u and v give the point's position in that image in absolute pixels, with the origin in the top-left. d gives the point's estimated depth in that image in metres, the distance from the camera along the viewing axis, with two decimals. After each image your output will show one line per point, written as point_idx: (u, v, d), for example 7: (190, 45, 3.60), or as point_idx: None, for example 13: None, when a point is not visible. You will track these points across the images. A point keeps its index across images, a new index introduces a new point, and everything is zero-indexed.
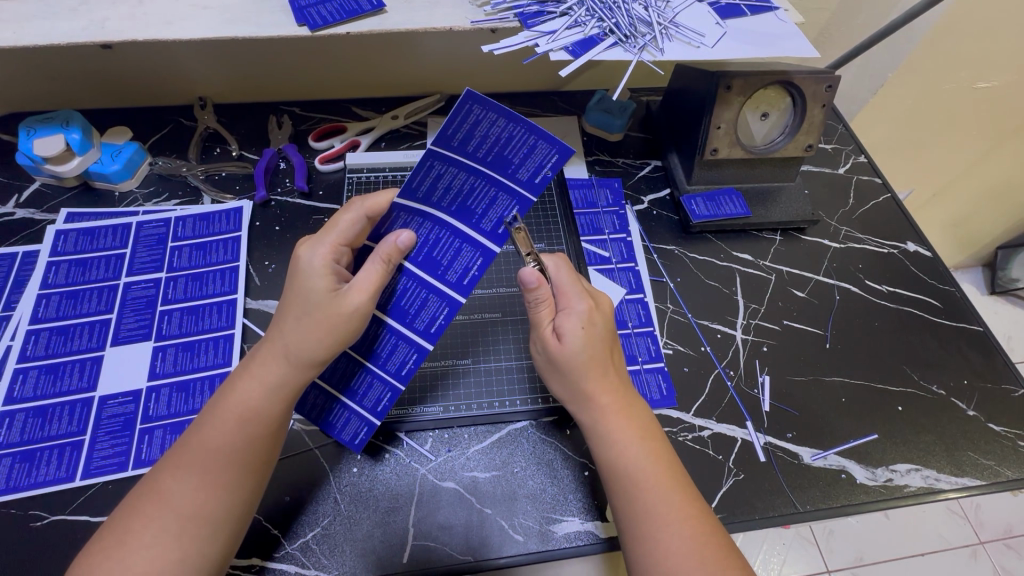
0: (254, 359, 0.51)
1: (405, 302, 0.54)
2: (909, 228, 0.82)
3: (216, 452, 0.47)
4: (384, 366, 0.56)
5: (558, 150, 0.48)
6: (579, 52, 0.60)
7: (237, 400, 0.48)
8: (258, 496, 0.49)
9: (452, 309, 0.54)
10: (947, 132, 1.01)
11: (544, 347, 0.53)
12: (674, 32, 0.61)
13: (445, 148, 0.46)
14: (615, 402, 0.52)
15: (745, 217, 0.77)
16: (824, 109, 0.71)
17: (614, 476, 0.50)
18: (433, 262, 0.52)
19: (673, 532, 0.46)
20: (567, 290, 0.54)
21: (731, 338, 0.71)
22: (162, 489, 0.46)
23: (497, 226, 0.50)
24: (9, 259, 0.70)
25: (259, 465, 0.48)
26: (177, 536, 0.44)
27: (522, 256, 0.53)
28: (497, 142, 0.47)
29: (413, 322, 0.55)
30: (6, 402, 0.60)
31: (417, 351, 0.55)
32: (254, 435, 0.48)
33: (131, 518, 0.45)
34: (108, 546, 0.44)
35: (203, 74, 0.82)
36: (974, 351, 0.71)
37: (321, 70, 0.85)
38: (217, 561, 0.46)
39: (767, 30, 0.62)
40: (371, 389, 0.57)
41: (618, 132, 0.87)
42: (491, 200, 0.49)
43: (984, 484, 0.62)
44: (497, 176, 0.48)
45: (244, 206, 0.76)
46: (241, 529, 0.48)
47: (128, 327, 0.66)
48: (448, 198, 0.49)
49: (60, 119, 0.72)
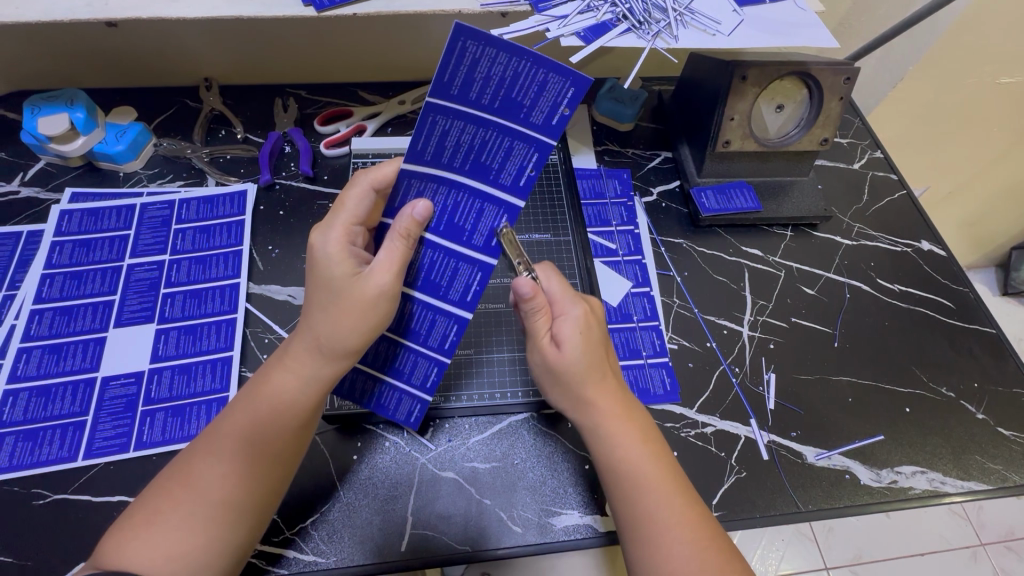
0: (287, 350, 0.50)
1: (434, 274, 0.51)
2: (923, 227, 0.80)
3: (250, 439, 0.47)
4: (424, 343, 0.55)
5: (573, 81, 0.41)
6: (591, 38, 0.58)
7: (272, 390, 0.48)
8: (285, 487, 0.50)
9: (485, 272, 0.50)
10: (968, 129, 0.98)
11: (539, 356, 0.53)
12: (689, 19, 0.59)
13: (443, 99, 0.41)
14: (615, 406, 0.51)
15: (756, 211, 0.76)
16: (841, 102, 0.69)
17: (615, 479, 0.49)
18: (457, 228, 0.48)
19: (676, 538, 0.46)
20: (560, 297, 0.52)
21: (738, 334, 0.70)
22: (192, 473, 0.46)
23: (518, 178, 0.46)
24: (13, 238, 0.70)
25: (288, 457, 0.49)
26: (203, 522, 0.44)
27: (514, 263, 0.50)
28: (502, 83, 0.41)
29: (447, 293, 0.52)
30: (10, 380, 0.60)
31: (456, 322, 0.53)
32: (289, 426, 0.48)
33: (159, 499, 0.45)
34: (139, 522, 0.44)
35: (208, 54, 0.81)
36: (986, 353, 0.70)
37: (327, 52, 0.83)
38: (240, 547, 0.46)
39: (786, 19, 0.60)
40: (416, 365, 0.56)
41: (629, 121, 0.85)
42: (507, 150, 0.44)
43: (990, 489, 0.61)
44: (510, 123, 0.43)
45: (249, 189, 0.75)
46: (263, 517, 0.48)
47: (132, 309, 0.66)
48: (461, 156, 0.45)
49: (64, 98, 0.72)
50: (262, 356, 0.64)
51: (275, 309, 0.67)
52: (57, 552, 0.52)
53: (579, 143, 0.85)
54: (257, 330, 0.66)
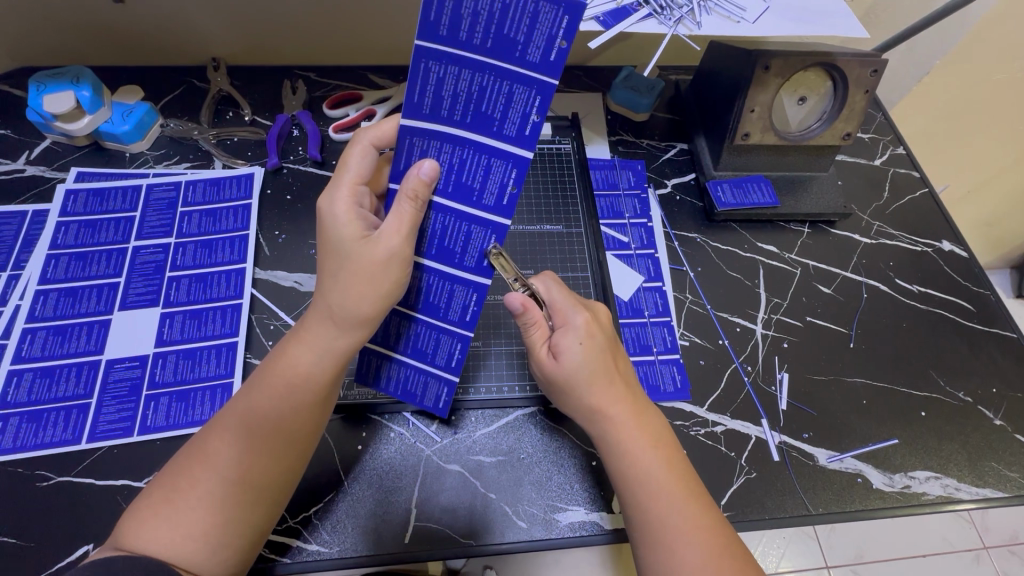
0: (301, 324, 0.48)
1: (447, 240, 0.48)
2: (945, 227, 0.78)
3: (265, 416, 0.45)
4: (445, 317, 0.53)
5: (567, 8, 0.37)
6: (610, 23, 0.56)
7: (285, 366, 0.46)
8: (303, 465, 0.49)
9: (501, 236, 0.47)
10: (993, 126, 0.95)
11: (542, 368, 0.52)
12: (713, 5, 0.57)
13: (434, 42, 0.39)
14: (625, 411, 0.50)
15: (773, 206, 0.74)
16: (866, 96, 0.66)
17: (630, 486, 0.48)
18: (467, 188, 0.45)
19: (693, 545, 0.45)
20: (560, 306, 0.52)
21: (751, 332, 0.68)
22: (209, 451, 0.45)
23: (523, 128, 0.42)
24: (18, 217, 0.69)
25: (306, 434, 0.48)
26: (220, 501, 0.43)
27: (508, 280, 0.51)
28: (493, 17, 0.38)
29: (461, 260, 0.49)
30: (14, 361, 0.60)
31: (475, 291, 0.50)
32: (303, 402, 0.46)
33: (178, 476, 0.44)
34: (157, 502, 0.43)
35: (217, 33, 0.80)
36: (1006, 358, 0.68)
37: (339, 33, 0.82)
38: (257, 526, 0.45)
39: (813, 7, 0.58)
40: (439, 344, 0.55)
41: (645, 111, 0.83)
42: (508, 96, 0.41)
43: (1005, 496, 0.60)
44: (505, 64, 0.39)
45: (256, 172, 0.74)
46: (281, 499, 0.47)
47: (136, 292, 0.65)
48: (460, 107, 0.42)
49: (70, 76, 0.70)
50: (268, 343, 0.63)
51: (281, 295, 0.67)
52: (60, 535, 0.52)
53: (593, 133, 0.83)
54: (262, 316, 0.65)
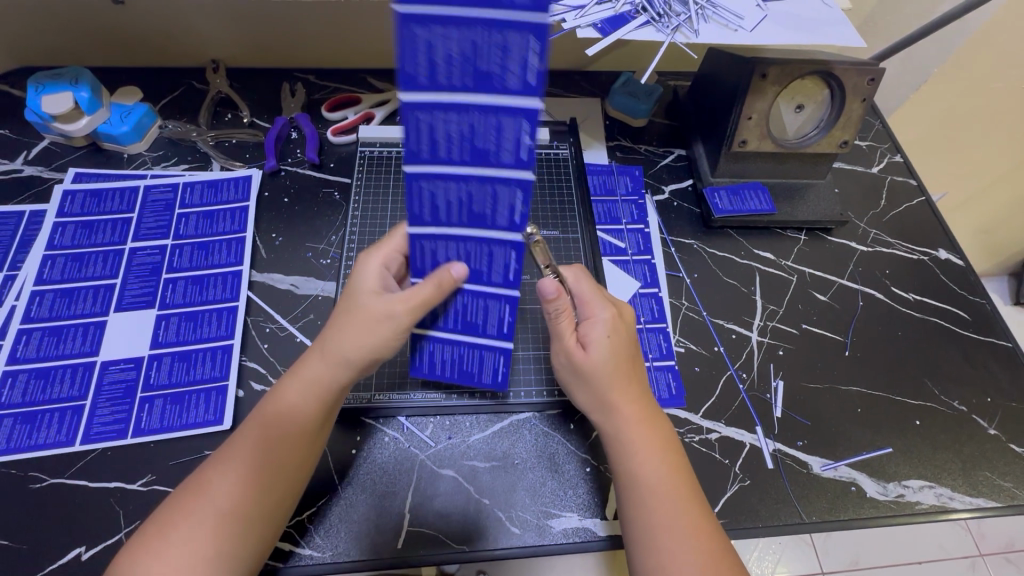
0: (299, 360, 0.51)
1: (476, 206, 0.44)
2: (942, 235, 0.78)
3: (259, 446, 0.47)
4: (488, 282, 0.50)
5: None
6: (608, 29, 0.56)
7: (278, 398, 0.49)
8: (294, 497, 0.49)
9: (528, 189, 0.42)
10: (990, 134, 0.96)
11: (565, 356, 0.52)
12: (711, 13, 0.58)
13: (416, 6, 0.34)
14: (638, 413, 0.51)
15: (770, 214, 0.74)
16: (863, 104, 0.67)
17: (633, 486, 0.49)
18: (483, 151, 0.41)
19: (688, 552, 0.45)
20: (590, 299, 0.53)
21: (747, 339, 0.68)
22: (205, 483, 0.45)
23: (525, 77, 0.36)
24: (15, 217, 0.69)
25: (298, 463, 0.48)
26: (211, 534, 0.43)
27: (539, 267, 0.51)
28: None
29: (494, 222, 0.45)
30: (9, 361, 0.60)
31: (513, 249, 0.47)
32: (293, 433, 0.48)
33: (174, 509, 0.45)
34: (150, 536, 0.44)
35: (216, 35, 0.80)
36: (1000, 367, 0.68)
37: (339, 36, 0.82)
38: (246, 558, 0.45)
39: (810, 16, 0.58)
40: (488, 311, 0.53)
41: (643, 117, 0.84)
42: (503, 47, 0.35)
43: (999, 506, 0.60)
44: (493, 14, 0.34)
45: (253, 175, 0.74)
46: (272, 531, 0.47)
47: (133, 294, 0.65)
48: (457, 70, 0.36)
49: (68, 77, 0.70)
50: (263, 346, 0.63)
51: (278, 298, 0.67)
52: (53, 537, 0.52)
53: (591, 138, 0.83)
54: (258, 319, 0.65)
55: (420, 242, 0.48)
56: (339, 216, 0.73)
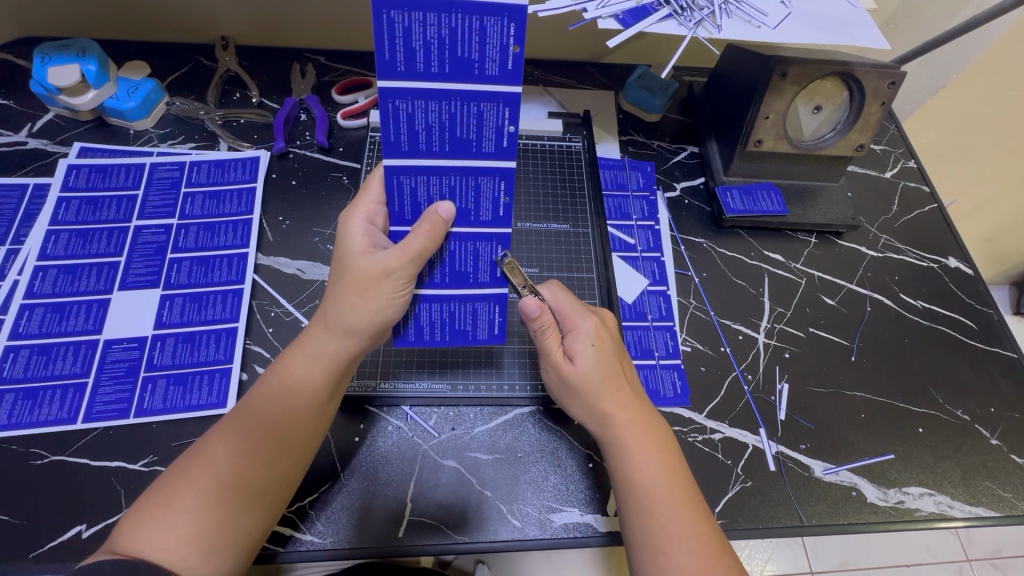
0: (304, 334, 0.51)
1: (459, 129, 0.43)
2: (952, 243, 0.77)
3: (266, 421, 0.47)
4: (477, 220, 0.49)
5: None
6: (630, 21, 0.55)
7: (287, 374, 0.49)
8: (300, 473, 0.49)
9: (514, 105, 0.42)
10: (1007, 141, 0.94)
11: (553, 371, 0.53)
12: (734, 8, 0.56)
13: None
14: (633, 416, 0.51)
15: (782, 215, 0.74)
16: (883, 108, 0.65)
17: (631, 488, 0.49)
18: (465, 62, 0.40)
19: (687, 550, 0.45)
20: (569, 311, 0.54)
21: (753, 341, 0.68)
22: (209, 451, 0.45)
23: None
24: (19, 190, 0.68)
25: (303, 439, 0.48)
26: (214, 504, 0.43)
27: (516, 288, 0.52)
28: None
29: (479, 147, 0.45)
30: (11, 337, 0.59)
31: (501, 177, 0.47)
32: (299, 407, 0.48)
33: (175, 477, 0.44)
34: (153, 505, 0.43)
35: (227, 11, 0.79)
36: (1004, 377, 0.68)
37: (353, 19, 0.81)
38: (251, 534, 0.45)
39: (835, 15, 0.57)
40: (479, 254, 0.51)
41: (657, 112, 0.83)
42: None
43: (997, 515, 0.60)
44: None
45: (261, 156, 0.73)
46: (274, 507, 0.47)
47: (136, 273, 0.64)
48: None
49: (76, 48, 0.69)
50: (268, 329, 0.63)
51: (284, 282, 0.66)
52: (53, 514, 0.52)
53: (604, 132, 0.82)
54: (263, 303, 0.64)
55: (398, 177, 0.45)
56: (346, 202, 0.72)
